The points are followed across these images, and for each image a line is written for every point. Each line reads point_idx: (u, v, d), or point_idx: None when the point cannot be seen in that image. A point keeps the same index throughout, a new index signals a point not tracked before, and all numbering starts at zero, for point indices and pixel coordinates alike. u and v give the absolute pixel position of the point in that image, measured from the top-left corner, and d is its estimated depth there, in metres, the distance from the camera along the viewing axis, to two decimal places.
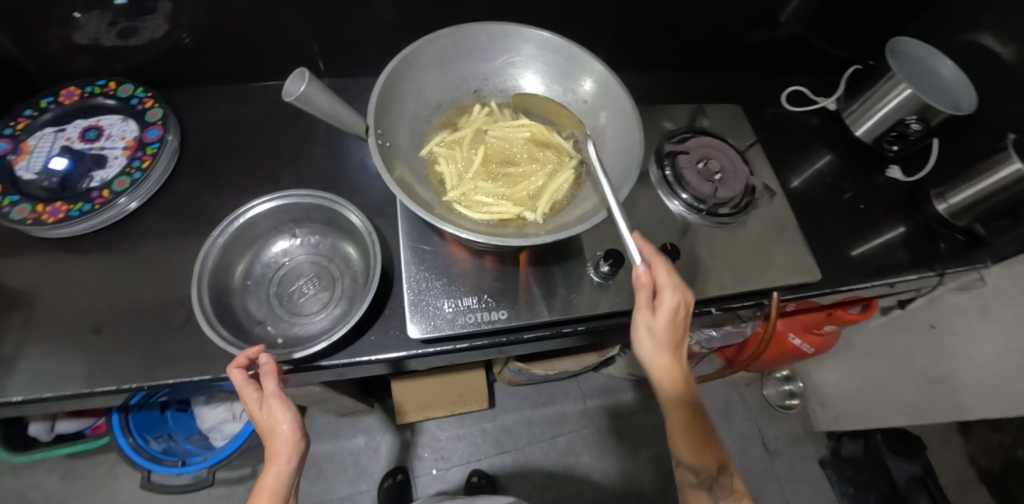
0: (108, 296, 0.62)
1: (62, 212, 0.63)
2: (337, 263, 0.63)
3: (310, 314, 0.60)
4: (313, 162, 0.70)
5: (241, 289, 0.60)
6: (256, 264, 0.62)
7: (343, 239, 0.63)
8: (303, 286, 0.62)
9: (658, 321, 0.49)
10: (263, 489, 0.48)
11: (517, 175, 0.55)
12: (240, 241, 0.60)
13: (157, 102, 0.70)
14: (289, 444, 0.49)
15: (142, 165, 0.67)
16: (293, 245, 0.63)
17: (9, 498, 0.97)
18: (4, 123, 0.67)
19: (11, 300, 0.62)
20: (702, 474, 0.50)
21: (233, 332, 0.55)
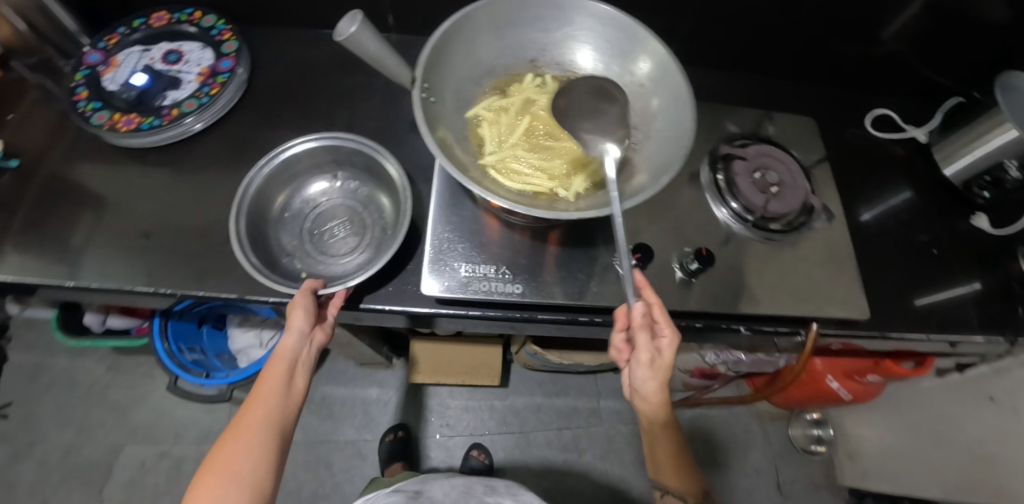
0: (164, 207, 0.67)
1: (134, 123, 0.69)
2: (370, 212, 0.64)
3: (336, 257, 0.62)
4: (369, 112, 0.72)
5: (277, 219, 0.62)
6: (295, 198, 0.64)
7: (380, 189, 0.64)
8: (335, 228, 0.63)
9: (664, 362, 0.49)
10: (276, 355, 0.52)
11: (559, 150, 0.54)
12: (284, 174, 0.63)
13: (234, 35, 0.74)
14: (300, 324, 0.51)
15: (212, 91, 0.71)
16: (334, 186, 0.66)
17: (61, 377, 1.08)
18: (101, 37, 0.74)
19: (86, 198, 0.68)
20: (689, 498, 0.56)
21: (261, 259, 0.58)
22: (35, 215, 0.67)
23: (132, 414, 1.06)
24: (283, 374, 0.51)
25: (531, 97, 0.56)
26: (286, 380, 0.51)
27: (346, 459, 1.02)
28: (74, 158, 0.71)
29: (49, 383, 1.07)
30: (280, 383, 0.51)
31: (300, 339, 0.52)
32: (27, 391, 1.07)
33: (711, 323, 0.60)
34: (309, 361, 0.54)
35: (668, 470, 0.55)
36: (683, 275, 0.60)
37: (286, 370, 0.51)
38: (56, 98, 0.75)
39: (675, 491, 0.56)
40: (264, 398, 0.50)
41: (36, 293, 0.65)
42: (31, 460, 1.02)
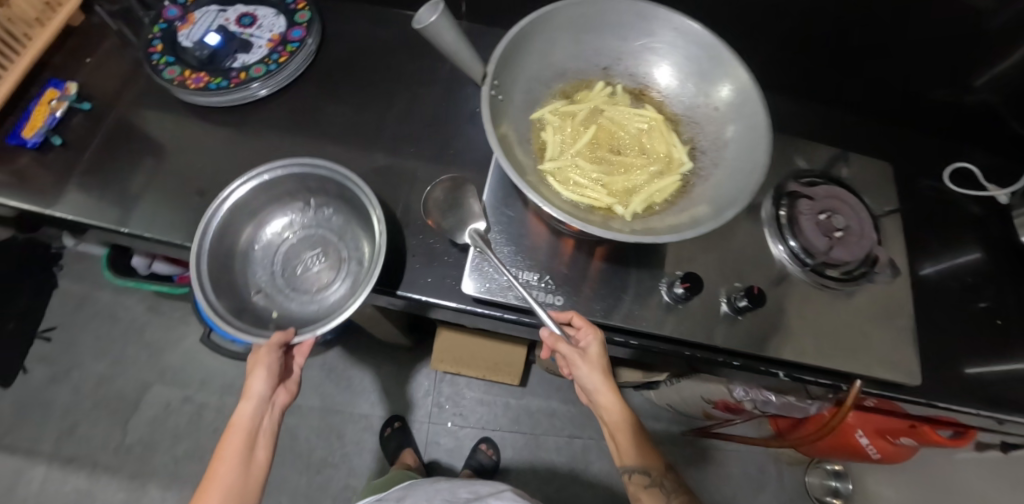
0: (221, 167, 0.68)
1: (203, 82, 0.70)
2: (344, 244, 0.64)
3: (309, 292, 0.63)
4: (432, 98, 0.72)
5: (246, 254, 0.63)
6: (264, 229, 0.64)
7: (354, 219, 0.64)
8: (308, 262, 0.64)
9: (592, 354, 0.53)
10: (236, 423, 0.53)
11: (620, 166, 0.52)
12: (257, 200, 0.62)
13: (308, 6, 0.74)
14: (260, 389, 0.53)
15: (280, 59, 0.71)
16: (307, 212, 0.65)
17: (104, 310, 1.13)
18: None
19: (151, 147, 0.70)
20: (652, 474, 0.55)
21: (229, 297, 0.58)
22: (103, 158, 0.69)
23: (164, 356, 1.10)
24: (244, 444, 0.53)
25: (599, 106, 0.54)
26: (246, 452, 0.53)
27: (357, 431, 1.04)
28: (146, 106, 0.73)
29: (93, 314, 1.13)
30: (241, 453, 0.53)
31: (258, 405, 0.54)
32: (72, 318, 1.12)
33: (749, 364, 0.59)
34: (270, 427, 0.55)
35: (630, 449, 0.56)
36: (729, 310, 0.58)
37: (245, 440, 0.53)
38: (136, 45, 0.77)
39: (640, 469, 0.55)
40: (223, 471, 0.52)
41: (94, 232, 0.68)
42: (68, 384, 1.07)
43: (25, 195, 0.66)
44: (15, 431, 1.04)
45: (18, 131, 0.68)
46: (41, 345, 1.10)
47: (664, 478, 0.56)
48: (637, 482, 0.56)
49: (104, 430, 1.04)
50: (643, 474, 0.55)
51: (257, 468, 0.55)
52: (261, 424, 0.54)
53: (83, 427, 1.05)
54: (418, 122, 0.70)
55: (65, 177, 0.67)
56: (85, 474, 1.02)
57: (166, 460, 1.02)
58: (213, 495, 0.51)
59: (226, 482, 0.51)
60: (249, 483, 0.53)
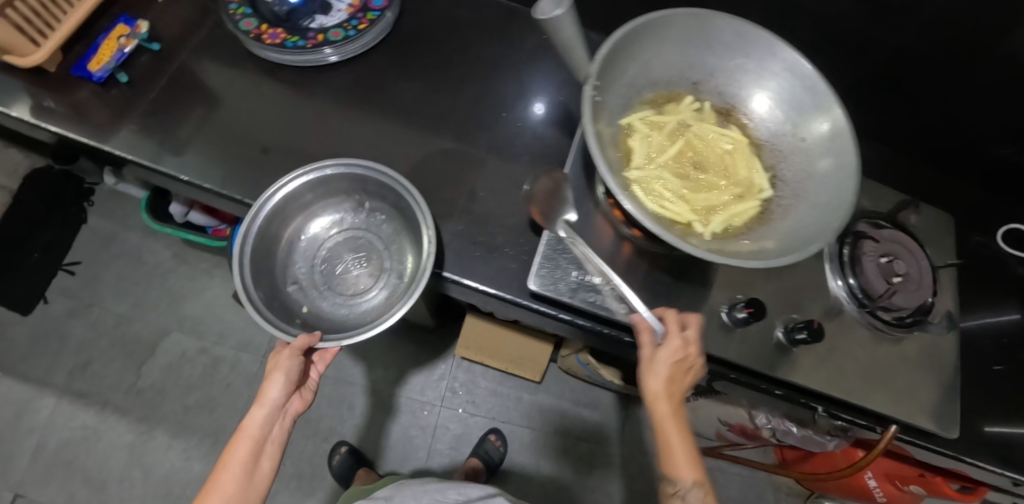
0: (285, 126, 0.68)
1: (279, 38, 0.68)
2: (388, 254, 0.67)
3: (343, 294, 0.66)
4: (507, 87, 0.71)
5: (292, 242, 0.66)
6: (313, 224, 0.67)
7: (402, 233, 0.66)
8: (349, 263, 0.67)
9: (658, 364, 0.49)
10: (245, 429, 0.56)
11: (702, 184, 0.52)
12: (313, 194, 0.64)
13: None
14: (274, 395, 0.56)
15: (360, 26, 0.70)
16: (358, 214, 0.68)
17: (128, 251, 1.12)
18: None
19: (216, 95, 0.69)
20: None
21: (268, 284, 0.61)
22: (167, 101, 0.68)
23: (183, 305, 1.09)
24: (252, 450, 0.55)
25: (685, 120, 0.54)
26: (251, 459, 0.55)
27: (369, 406, 1.04)
28: (213, 54, 0.72)
29: (117, 254, 1.12)
30: (247, 461, 0.55)
31: (269, 413, 0.56)
32: (98, 255, 1.12)
33: (788, 394, 0.59)
34: (278, 438, 0.57)
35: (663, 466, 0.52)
36: (782, 339, 0.58)
37: (253, 447, 0.55)
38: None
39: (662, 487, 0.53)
40: (227, 478, 0.53)
41: (144, 173, 0.67)
42: (86, 320, 1.07)
43: (89, 130, 0.66)
44: (29, 360, 1.05)
45: (85, 64, 0.67)
46: (65, 278, 1.10)
47: None
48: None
49: (117, 371, 1.04)
50: None
51: (261, 479, 0.56)
52: (270, 433, 0.56)
53: (96, 365, 1.05)
54: (491, 109, 0.70)
55: (127, 116, 0.67)
56: (93, 411, 1.03)
57: (176, 408, 1.03)
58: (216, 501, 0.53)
59: (231, 489, 0.53)
60: (250, 494, 0.55)
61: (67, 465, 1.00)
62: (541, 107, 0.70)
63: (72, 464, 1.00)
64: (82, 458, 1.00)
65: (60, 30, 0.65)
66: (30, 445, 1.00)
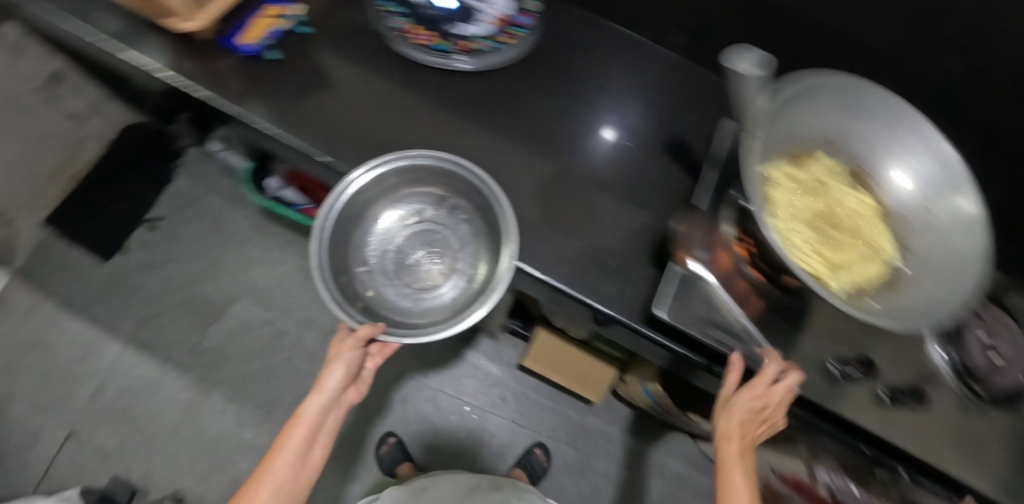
0: (417, 117, 0.70)
1: (429, 41, 0.70)
2: (460, 254, 0.70)
3: (411, 285, 0.69)
4: (630, 120, 0.74)
5: (371, 224, 0.69)
6: (393, 210, 0.70)
7: (478, 236, 0.69)
8: (421, 256, 0.70)
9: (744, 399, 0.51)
10: (302, 414, 0.61)
11: (832, 240, 0.55)
12: (401, 179, 0.67)
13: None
14: (333, 383, 0.63)
15: (504, 41, 0.71)
16: (438, 208, 0.70)
17: (209, 215, 1.16)
18: None
19: (356, 76, 0.72)
20: None
21: (341, 260, 0.65)
22: (307, 79, 0.71)
23: (255, 275, 1.12)
24: (306, 434, 0.60)
25: (823, 178, 0.57)
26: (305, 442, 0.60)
27: (420, 400, 1.05)
28: (353, 40, 0.74)
29: (198, 215, 1.16)
30: (301, 445, 0.59)
31: (326, 399, 0.62)
32: (179, 214, 1.16)
33: (870, 451, 0.61)
34: (330, 424, 0.63)
35: None
36: (880, 396, 0.59)
37: (307, 432, 0.60)
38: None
39: None
40: (282, 459, 0.58)
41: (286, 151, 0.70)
42: (160, 275, 1.11)
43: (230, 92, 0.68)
44: (103, 304, 1.09)
45: (235, 38, 0.70)
46: (147, 231, 1.14)
47: None
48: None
49: (182, 328, 1.07)
50: None
51: (310, 465, 0.61)
52: (323, 419, 0.62)
53: (163, 319, 1.08)
54: (613, 137, 0.72)
55: (270, 90, 0.69)
56: (155, 364, 1.06)
57: (234, 373, 1.05)
58: (271, 480, 0.56)
59: (283, 470, 0.57)
60: (300, 476, 0.59)
61: (124, 411, 1.03)
62: (609, 132, 0.73)
63: (128, 411, 1.03)
64: (140, 407, 1.03)
65: (215, 5, 0.68)
66: (93, 386, 1.04)
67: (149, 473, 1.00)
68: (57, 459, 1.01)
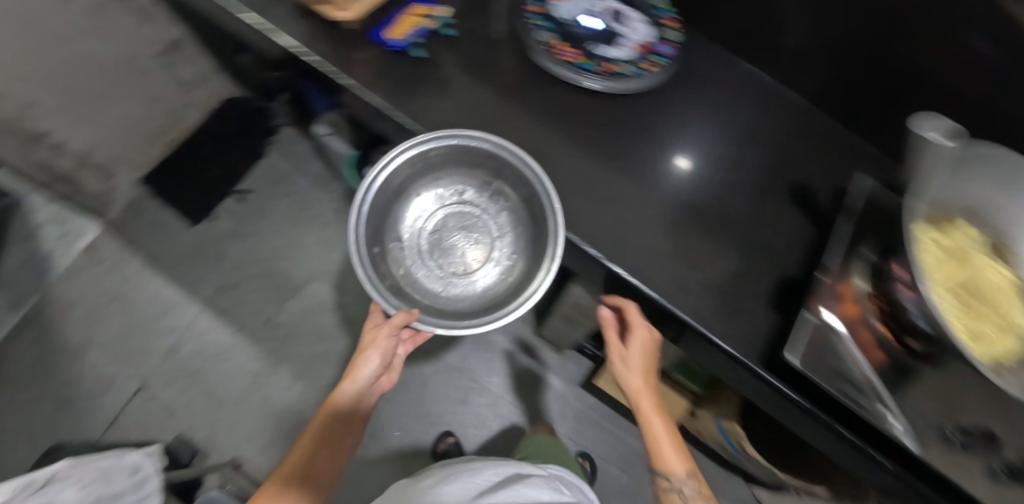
0: (549, 125, 0.70)
1: (574, 58, 0.70)
2: (498, 242, 0.72)
3: (443, 268, 0.72)
4: (757, 158, 0.73)
5: (410, 199, 0.72)
6: (434, 189, 0.72)
7: (515, 226, 0.71)
8: (456, 237, 0.73)
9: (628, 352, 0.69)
10: (341, 394, 0.71)
11: (976, 311, 0.51)
12: (447, 157, 0.68)
13: (679, 25, 0.73)
14: (367, 370, 0.71)
15: (646, 67, 0.70)
16: (479, 192, 0.73)
17: (296, 193, 1.19)
18: None
19: (494, 76, 0.72)
20: (673, 479, 0.70)
21: (375, 232, 0.67)
22: (444, 75, 0.71)
23: (333, 258, 1.15)
24: (342, 412, 0.72)
25: (969, 248, 0.52)
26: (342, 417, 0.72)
27: (480, 403, 1.06)
28: (490, 41, 0.74)
29: (285, 193, 1.19)
30: (338, 420, 0.72)
31: (360, 384, 0.71)
32: (267, 189, 1.19)
33: None
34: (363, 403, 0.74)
35: (665, 448, 0.71)
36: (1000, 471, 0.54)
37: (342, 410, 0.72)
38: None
39: (668, 472, 0.71)
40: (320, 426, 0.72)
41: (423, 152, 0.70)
42: (243, 246, 1.14)
43: (372, 79, 0.69)
44: (187, 267, 1.13)
45: (383, 31, 0.70)
46: (235, 202, 1.18)
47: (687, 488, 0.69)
48: (661, 486, 0.71)
49: (258, 300, 1.10)
50: (666, 479, 0.71)
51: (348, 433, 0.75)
52: (357, 398, 0.73)
53: (241, 289, 1.11)
54: (739, 173, 0.71)
55: (409, 83, 0.70)
56: (228, 332, 1.09)
57: (303, 351, 1.08)
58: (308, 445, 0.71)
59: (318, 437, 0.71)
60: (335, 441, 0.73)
61: (194, 373, 1.06)
62: (683, 162, 0.71)
63: (197, 373, 1.06)
64: (210, 371, 1.06)
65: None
66: (169, 344, 1.08)
67: (212, 438, 1.02)
68: (126, 409, 1.05)
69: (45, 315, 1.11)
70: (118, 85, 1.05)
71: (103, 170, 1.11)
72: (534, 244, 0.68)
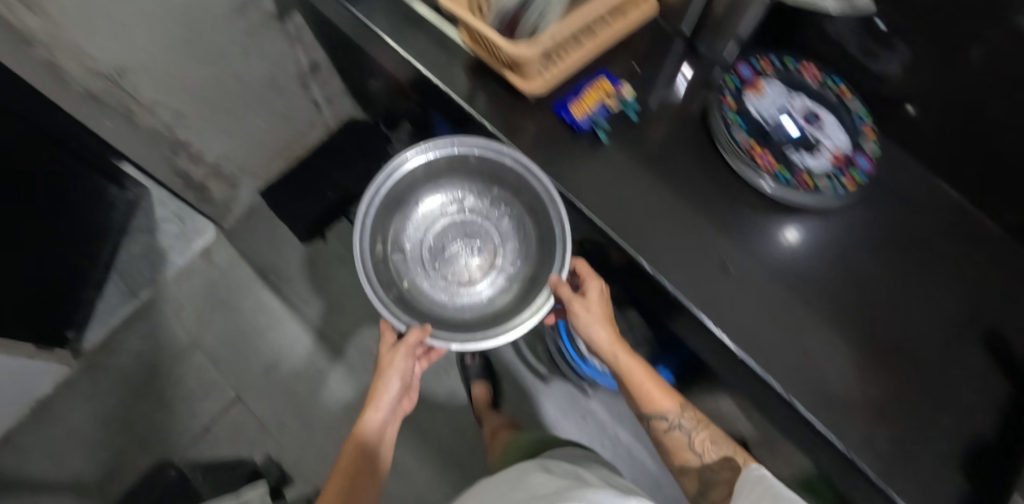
0: (721, 230, 0.66)
1: (771, 166, 0.65)
2: (500, 249, 0.79)
3: (447, 277, 0.79)
4: (946, 290, 0.67)
5: (411, 209, 0.78)
6: (435, 199, 0.79)
7: (516, 234, 0.78)
8: (458, 247, 0.80)
9: (592, 304, 0.69)
10: (364, 426, 0.69)
11: None
12: (447, 165, 0.75)
13: (877, 138, 0.69)
14: (390, 394, 0.69)
15: (845, 183, 0.65)
16: (479, 200, 0.79)
17: None
18: (755, 58, 0.72)
19: (664, 170, 0.69)
20: (670, 418, 0.67)
21: (379, 242, 0.73)
22: (617, 160, 0.69)
23: None
24: (373, 442, 0.69)
25: None
26: (372, 447, 0.68)
27: None
28: (667, 131, 0.71)
29: None
30: (370, 447, 0.68)
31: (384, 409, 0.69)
32: None
33: None
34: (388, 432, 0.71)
35: (649, 392, 0.69)
36: None
37: (373, 439, 0.69)
38: (681, 70, 0.75)
39: (665, 415, 0.68)
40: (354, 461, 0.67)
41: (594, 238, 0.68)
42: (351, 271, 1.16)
43: (546, 163, 0.68)
44: (296, 286, 1.16)
45: (570, 106, 0.68)
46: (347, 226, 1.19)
47: (682, 418, 0.68)
48: (660, 428, 0.68)
49: (363, 329, 1.13)
50: (663, 419, 0.68)
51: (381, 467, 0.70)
52: (384, 427, 0.70)
53: (345, 314, 1.13)
54: (930, 309, 0.65)
55: (581, 164, 0.68)
56: (327, 355, 1.11)
57: None
58: (344, 484, 0.65)
59: (355, 469, 0.66)
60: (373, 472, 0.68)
61: (291, 392, 1.09)
62: (792, 235, 0.67)
63: (293, 393, 1.09)
64: (306, 393, 1.09)
65: (561, 71, 0.66)
66: (270, 359, 1.11)
67: (299, 460, 1.04)
68: (221, 418, 1.08)
69: (159, 309, 1.17)
70: (261, 102, 1.08)
71: (229, 179, 1.14)
72: (535, 250, 0.75)
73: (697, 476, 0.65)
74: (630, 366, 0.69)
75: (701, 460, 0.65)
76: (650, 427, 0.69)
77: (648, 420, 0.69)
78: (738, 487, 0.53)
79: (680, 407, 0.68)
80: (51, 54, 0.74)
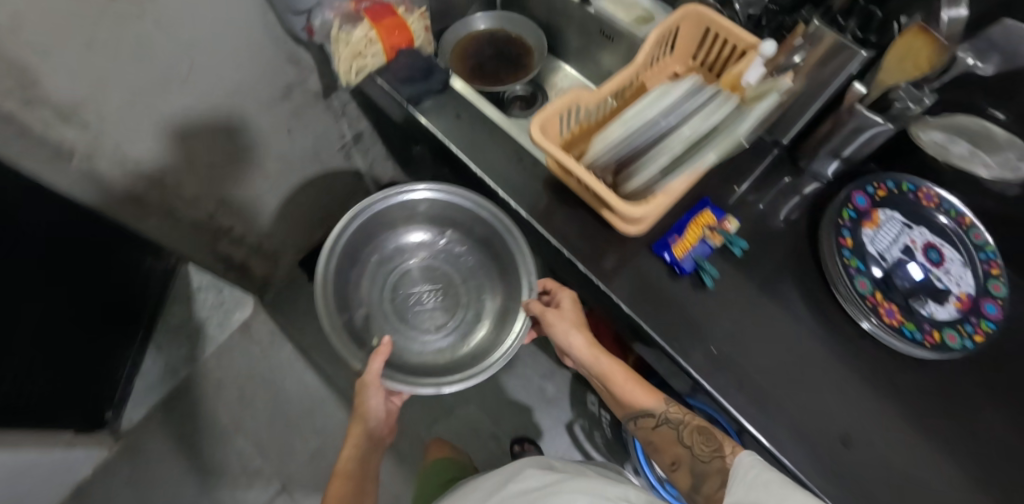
0: (837, 385, 0.60)
1: (896, 319, 0.60)
2: (462, 289, 0.82)
3: (413, 325, 0.80)
4: None
5: (371, 261, 0.80)
6: (394, 248, 0.81)
7: (478, 273, 0.81)
8: (422, 293, 0.82)
9: (566, 310, 0.70)
10: (342, 471, 0.69)
11: None
12: (406, 214, 0.78)
13: (1004, 276, 0.62)
14: (371, 429, 0.72)
15: (975, 336, 0.60)
16: (438, 245, 0.82)
17: None
18: (870, 181, 0.66)
19: (767, 311, 0.63)
20: (658, 415, 0.62)
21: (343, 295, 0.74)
22: (716, 300, 0.63)
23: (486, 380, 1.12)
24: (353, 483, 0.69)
25: None
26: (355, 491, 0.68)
27: None
28: (767, 264, 0.65)
29: None
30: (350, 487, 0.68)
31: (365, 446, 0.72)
32: None
33: None
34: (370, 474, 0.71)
35: (630, 391, 0.65)
36: None
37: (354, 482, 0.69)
38: (775, 189, 0.70)
39: (648, 410, 0.63)
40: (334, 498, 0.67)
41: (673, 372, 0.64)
42: None
43: (641, 305, 0.62)
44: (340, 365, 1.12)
45: (671, 246, 0.63)
46: None
47: (670, 414, 0.62)
48: (648, 426, 0.62)
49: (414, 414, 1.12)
50: (649, 416, 0.62)
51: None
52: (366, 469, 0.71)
53: None
54: None
55: (678, 306, 0.62)
56: None
57: None
58: None
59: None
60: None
61: None
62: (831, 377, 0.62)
63: None
64: None
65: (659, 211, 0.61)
66: (315, 445, 1.08)
67: None
68: None
69: (199, 389, 1.13)
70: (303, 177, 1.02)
71: (270, 256, 1.10)
72: (499, 284, 0.78)
73: (688, 469, 0.57)
74: (612, 367, 0.67)
75: (691, 452, 0.58)
76: (641, 431, 0.64)
77: (637, 423, 0.64)
78: (733, 476, 0.48)
79: (664, 402, 0.63)
80: (90, 163, 0.67)
